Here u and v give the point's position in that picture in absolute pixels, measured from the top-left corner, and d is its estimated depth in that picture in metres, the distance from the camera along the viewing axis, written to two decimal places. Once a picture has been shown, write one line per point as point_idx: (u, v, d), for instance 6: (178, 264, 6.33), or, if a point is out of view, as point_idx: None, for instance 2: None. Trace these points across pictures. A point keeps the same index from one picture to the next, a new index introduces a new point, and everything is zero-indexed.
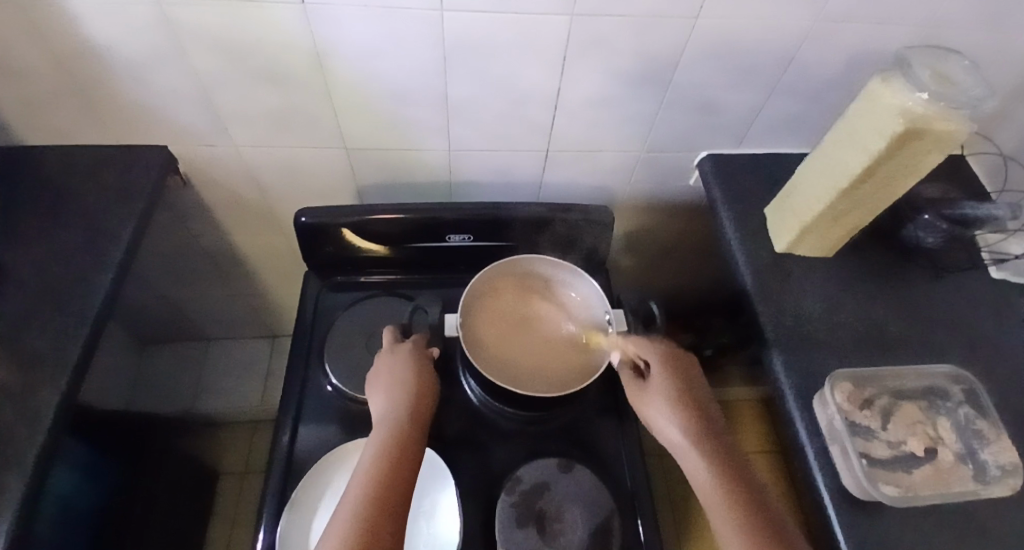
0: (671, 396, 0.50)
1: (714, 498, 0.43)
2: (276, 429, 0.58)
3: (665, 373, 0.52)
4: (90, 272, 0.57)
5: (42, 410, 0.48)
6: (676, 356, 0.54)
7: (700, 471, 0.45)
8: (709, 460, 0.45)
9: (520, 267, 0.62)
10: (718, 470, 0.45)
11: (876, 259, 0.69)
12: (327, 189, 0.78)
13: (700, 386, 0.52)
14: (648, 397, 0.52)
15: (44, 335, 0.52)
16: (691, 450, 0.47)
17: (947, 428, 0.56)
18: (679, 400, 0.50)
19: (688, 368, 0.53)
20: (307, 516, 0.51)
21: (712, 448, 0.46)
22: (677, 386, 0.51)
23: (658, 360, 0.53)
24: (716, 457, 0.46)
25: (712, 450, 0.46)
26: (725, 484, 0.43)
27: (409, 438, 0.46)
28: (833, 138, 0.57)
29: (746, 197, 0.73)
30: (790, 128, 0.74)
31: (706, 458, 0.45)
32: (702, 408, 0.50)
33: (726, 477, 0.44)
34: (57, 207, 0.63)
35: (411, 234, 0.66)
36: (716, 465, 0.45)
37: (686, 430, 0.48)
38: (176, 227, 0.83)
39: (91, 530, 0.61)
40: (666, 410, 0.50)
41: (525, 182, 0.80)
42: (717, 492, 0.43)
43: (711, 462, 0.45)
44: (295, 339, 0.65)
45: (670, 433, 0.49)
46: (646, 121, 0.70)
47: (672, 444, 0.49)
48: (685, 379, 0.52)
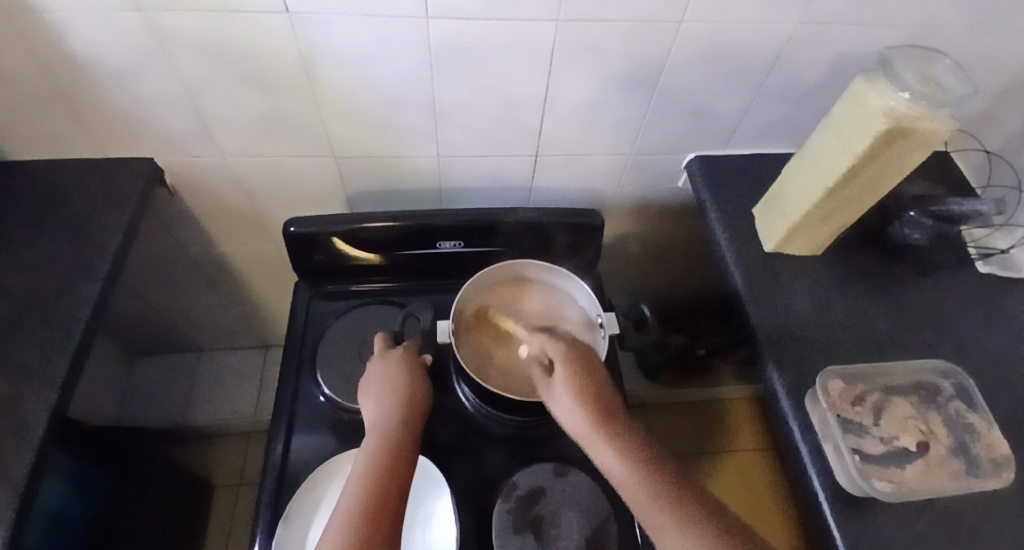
0: (573, 388, 0.46)
1: (633, 492, 0.39)
2: (268, 440, 0.58)
3: (567, 367, 0.47)
4: (78, 286, 0.57)
5: (30, 426, 0.47)
6: (574, 347, 0.50)
7: (614, 465, 0.41)
8: (619, 450, 0.41)
9: (513, 272, 0.63)
10: (630, 458, 0.41)
11: (864, 257, 0.70)
12: (317, 197, 0.78)
13: (598, 373, 0.48)
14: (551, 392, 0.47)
15: (32, 349, 0.52)
16: (599, 443, 0.42)
17: (938, 423, 0.57)
18: (582, 390, 0.45)
19: (589, 358, 0.49)
20: (302, 527, 0.51)
21: (621, 437, 0.42)
22: (578, 375, 0.47)
23: (559, 354, 0.49)
24: (624, 445, 0.42)
25: (620, 438, 0.42)
26: (641, 472, 0.40)
27: (400, 445, 0.45)
28: (820, 138, 0.58)
29: (735, 197, 0.74)
30: (777, 129, 0.75)
31: (619, 448, 0.41)
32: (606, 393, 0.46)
33: (640, 464, 0.40)
34: (42, 219, 0.62)
35: (401, 241, 0.66)
36: (626, 454, 0.41)
37: (592, 424, 0.43)
38: (165, 238, 0.82)
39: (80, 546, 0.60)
40: (570, 404, 0.45)
41: (515, 187, 0.80)
42: (634, 484, 0.39)
43: (623, 454, 0.41)
44: (287, 348, 0.65)
45: (574, 427, 0.45)
46: (634, 124, 0.70)
47: (581, 439, 0.44)
48: (586, 366, 0.48)
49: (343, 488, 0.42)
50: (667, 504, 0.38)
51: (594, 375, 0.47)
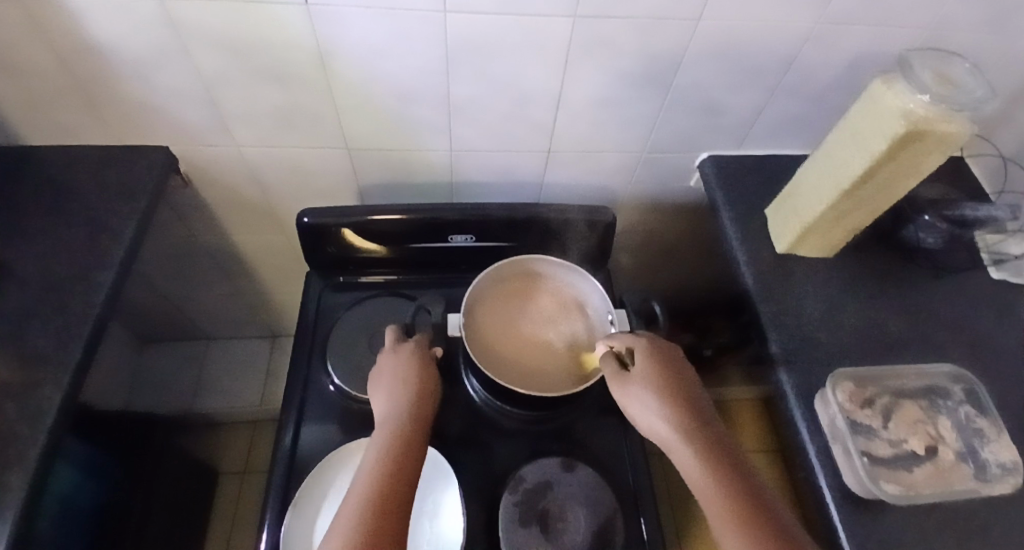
0: (654, 385, 0.48)
1: (707, 493, 0.41)
2: (278, 429, 0.58)
3: (650, 363, 0.50)
4: (90, 272, 0.57)
5: (43, 410, 0.48)
6: (657, 345, 0.52)
7: (687, 461, 0.43)
8: (697, 451, 0.43)
9: (519, 264, 0.62)
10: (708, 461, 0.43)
11: (876, 259, 0.69)
12: (329, 188, 0.78)
13: (683, 374, 0.50)
14: (629, 389, 0.50)
15: (45, 334, 0.52)
16: (676, 437, 0.45)
17: (948, 427, 0.57)
18: (664, 389, 0.48)
19: (674, 361, 0.51)
20: (310, 515, 0.51)
21: (701, 437, 0.45)
22: (661, 375, 0.49)
23: (641, 351, 0.51)
24: (704, 450, 0.44)
25: (699, 439, 0.44)
26: (714, 472, 0.42)
27: (410, 437, 0.46)
28: (835, 138, 0.57)
29: (748, 197, 0.74)
30: (791, 130, 0.75)
31: (693, 447, 0.44)
32: (690, 397, 0.48)
33: (714, 463, 0.42)
34: (56, 206, 0.63)
35: (413, 234, 0.66)
36: (704, 455, 0.43)
37: (668, 419, 0.46)
38: (177, 227, 0.83)
39: (92, 528, 0.61)
40: (650, 401, 0.48)
41: (527, 182, 0.80)
42: (706, 481, 0.41)
43: (698, 451, 0.43)
44: (297, 338, 0.65)
45: (651, 422, 0.47)
46: (647, 121, 0.70)
47: (658, 434, 0.47)
48: (669, 369, 0.50)
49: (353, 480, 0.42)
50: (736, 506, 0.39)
51: (679, 376, 0.49)
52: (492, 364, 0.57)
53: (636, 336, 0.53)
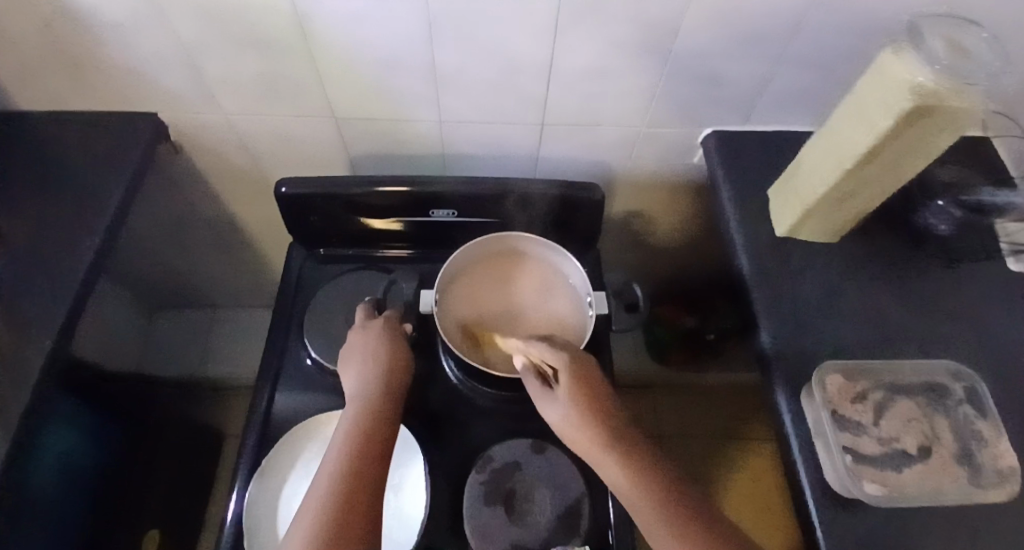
0: (579, 406, 0.46)
1: (649, 517, 0.40)
2: (255, 397, 0.59)
3: (574, 382, 0.47)
4: (76, 237, 0.58)
5: (24, 371, 0.49)
6: (575, 358, 0.50)
7: (622, 483, 0.42)
8: (627, 471, 0.42)
9: (499, 243, 0.61)
10: (642, 480, 0.42)
11: (884, 244, 0.65)
12: (320, 158, 0.77)
13: (601, 383, 0.48)
14: (551, 404, 0.48)
15: (31, 298, 0.53)
16: (605, 459, 0.43)
17: (944, 428, 0.54)
18: (585, 406, 0.46)
19: (592, 373, 0.49)
20: (277, 483, 0.52)
21: (632, 454, 0.44)
22: (580, 387, 0.47)
23: (561, 365, 0.49)
24: (636, 469, 0.42)
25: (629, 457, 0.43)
26: (649, 490, 0.41)
27: (381, 416, 0.46)
28: (841, 113, 0.53)
29: (750, 176, 0.70)
30: (801, 105, 0.70)
31: (627, 465, 0.43)
32: (612, 410, 0.47)
33: (647, 482, 0.42)
34: (46, 171, 0.63)
35: (394, 208, 0.65)
36: (637, 474, 0.42)
37: (592, 438, 0.44)
38: (173, 193, 0.84)
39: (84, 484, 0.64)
40: (567, 416, 0.46)
41: (521, 156, 0.77)
42: (643, 503, 0.41)
43: (629, 471, 0.42)
44: (279, 309, 0.65)
45: (574, 439, 0.46)
46: (646, 94, 0.66)
47: (585, 455, 0.45)
48: (590, 384, 0.48)
49: (324, 456, 0.43)
50: (678, 524, 0.39)
51: (600, 391, 0.48)
52: (458, 299, 0.59)
53: (556, 351, 0.50)
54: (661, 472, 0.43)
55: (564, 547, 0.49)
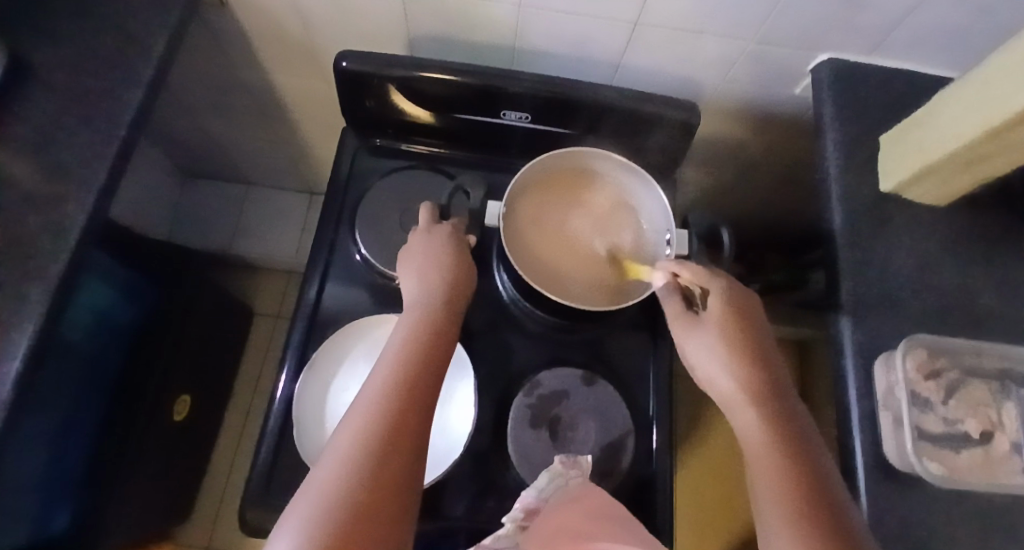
0: (725, 342, 0.44)
1: (767, 475, 0.36)
2: (301, 287, 0.58)
3: (731, 318, 0.45)
4: (116, 88, 0.53)
5: (65, 228, 0.46)
6: (740, 298, 0.46)
7: (753, 428, 0.39)
8: (767, 422, 0.39)
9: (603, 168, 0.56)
10: (775, 436, 0.38)
11: (997, 219, 0.58)
12: (378, 31, 0.69)
13: (764, 338, 0.45)
14: (696, 334, 0.46)
15: (68, 150, 0.50)
16: (745, 405, 0.41)
17: (1011, 416, 0.52)
18: (735, 345, 0.43)
19: (756, 322, 0.46)
20: (324, 376, 0.52)
21: (775, 411, 0.40)
22: (732, 324, 0.45)
23: (719, 298, 0.46)
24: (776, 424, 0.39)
25: (774, 413, 0.40)
26: (779, 446, 0.37)
27: (440, 325, 0.43)
28: (998, 64, 0.44)
29: (863, 117, 0.61)
30: (946, 41, 0.59)
31: (762, 417, 0.40)
32: (769, 368, 0.43)
33: (780, 443, 0.38)
34: (82, 7, 0.56)
35: (461, 102, 0.58)
36: (775, 430, 0.38)
37: (734, 377, 0.42)
38: (212, 52, 0.76)
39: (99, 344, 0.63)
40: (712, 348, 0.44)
41: (602, 59, 0.68)
42: (768, 451, 0.37)
43: (768, 423, 0.39)
44: (328, 198, 0.62)
45: (713, 378, 0.44)
46: (769, 3, 0.56)
47: (725, 400, 0.43)
48: (746, 329, 0.45)
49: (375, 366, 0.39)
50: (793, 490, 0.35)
51: (755, 342, 0.44)
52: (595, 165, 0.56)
53: (714, 279, 0.47)
54: (801, 443, 0.38)
55: (570, 458, 0.47)
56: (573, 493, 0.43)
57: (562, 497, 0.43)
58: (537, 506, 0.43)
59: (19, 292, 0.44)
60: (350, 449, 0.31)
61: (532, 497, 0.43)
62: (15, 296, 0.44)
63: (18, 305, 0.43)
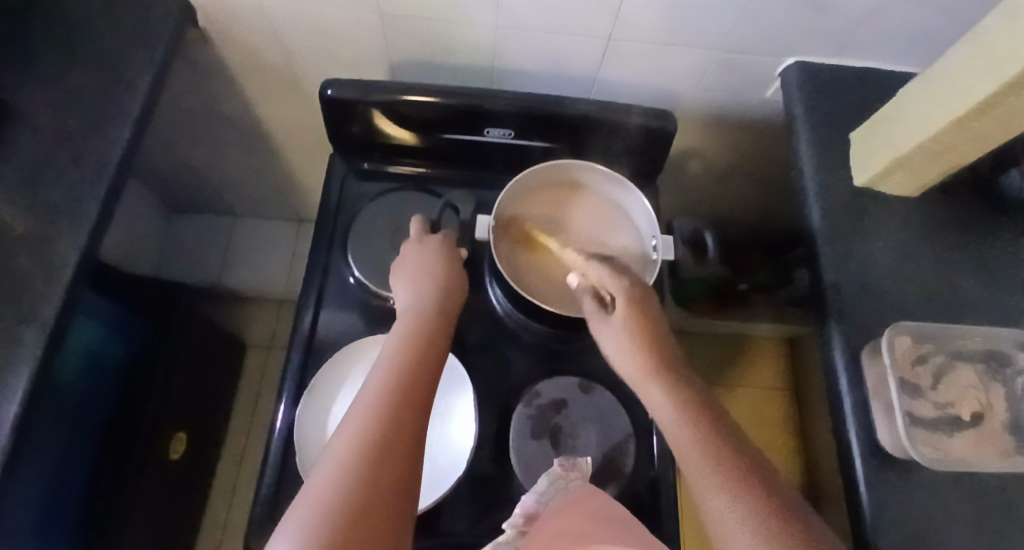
0: (630, 331, 0.44)
1: (684, 452, 0.36)
2: (297, 313, 0.58)
3: (627, 307, 0.46)
4: (104, 127, 0.53)
5: (58, 268, 0.47)
6: (639, 287, 0.47)
7: (664, 410, 0.40)
8: (674, 400, 0.40)
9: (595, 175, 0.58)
10: (684, 411, 0.39)
11: (966, 207, 0.60)
12: (360, 59, 0.71)
13: (662, 323, 0.46)
14: (603, 329, 0.46)
15: (59, 190, 0.50)
16: (654, 390, 0.41)
17: (999, 397, 0.53)
18: (639, 334, 0.44)
19: (649, 302, 0.47)
20: (324, 401, 0.52)
21: (680, 386, 0.41)
22: (634, 313, 0.45)
23: (620, 291, 0.47)
24: (683, 401, 0.40)
25: (680, 392, 0.40)
26: (689, 421, 0.38)
27: (433, 334, 0.43)
28: (959, 57, 0.46)
29: (832, 116, 0.64)
30: (904, 40, 0.62)
31: (671, 395, 0.40)
32: (669, 350, 0.44)
33: (690, 414, 0.39)
34: (68, 50, 0.57)
35: (446, 122, 0.59)
36: (684, 407, 0.39)
37: (642, 364, 0.43)
38: (197, 87, 0.77)
39: (88, 385, 0.62)
40: (617, 338, 0.45)
41: (579, 75, 0.70)
42: (681, 429, 0.38)
43: (675, 400, 0.40)
44: (318, 224, 0.62)
45: (626, 369, 0.44)
46: (735, 13, 0.58)
47: (636, 386, 0.43)
48: (649, 318, 0.45)
49: (369, 375, 0.39)
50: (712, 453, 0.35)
51: (656, 327, 0.45)
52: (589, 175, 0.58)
53: (617, 275, 0.48)
54: (712, 418, 0.38)
55: (570, 461, 0.47)
56: (573, 495, 0.43)
57: (562, 499, 0.43)
58: (536, 509, 0.44)
59: (14, 334, 0.44)
60: (349, 457, 0.31)
61: (532, 501, 0.44)
62: (10, 338, 0.43)
63: (12, 347, 0.43)
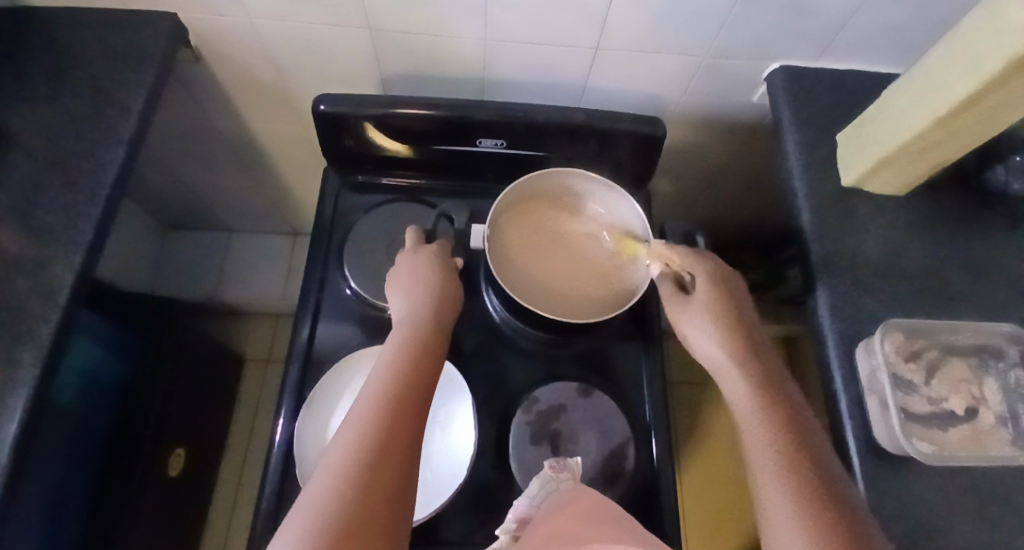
0: (716, 315, 0.46)
1: (757, 437, 0.38)
2: (294, 325, 0.58)
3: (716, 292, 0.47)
4: (97, 147, 0.54)
5: (55, 289, 0.47)
6: (722, 278, 0.49)
7: (740, 396, 0.41)
8: (753, 387, 0.41)
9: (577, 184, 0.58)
10: (764, 401, 0.40)
11: (952, 203, 0.61)
12: (351, 74, 0.71)
13: (750, 316, 0.47)
14: (688, 310, 0.48)
15: (53, 212, 0.50)
16: (733, 374, 0.43)
17: (993, 390, 0.53)
18: (725, 320, 0.46)
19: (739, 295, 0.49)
20: (324, 413, 0.52)
21: (765, 381, 0.42)
22: (720, 302, 0.47)
23: (704, 278, 0.48)
24: (764, 390, 0.41)
25: (761, 380, 0.42)
26: (766, 412, 0.39)
27: (428, 342, 0.44)
28: (939, 56, 0.48)
29: (818, 118, 0.65)
30: (884, 42, 0.64)
31: (750, 382, 0.42)
32: (754, 342, 0.45)
33: (772, 409, 0.39)
34: (60, 73, 0.58)
35: (438, 133, 0.60)
36: (763, 397, 0.40)
37: (726, 349, 0.44)
38: (189, 105, 0.77)
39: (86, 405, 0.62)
40: (702, 321, 0.47)
41: (568, 84, 0.71)
42: (758, 415, 0.39)
43: (755, 389, 0.41)
44: (314, 237, 0.63)
45: (706, 350, 0.46)
46: (718, 18, 0.59)
47: (714, 366, 0.45)
48: (732, 306, 0.47)
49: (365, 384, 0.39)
50: (785, 449, 0.37)
51: (741, 317, 0.46)
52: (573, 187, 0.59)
53: (699, 261, 0.50)
54: (790, 413, 0.40)
55: (560, 462, 0.48)
56: (565, 496, 0.43)
57: (553, 501, 0.43)
58: (529, 514, 0.44)
59: (11, 357, 0.44)
60: (345, 467, 0.31)
61: (524, 505, 0.45)
62: (7, 361, 0.43)
63: (10, 370, 0.43)
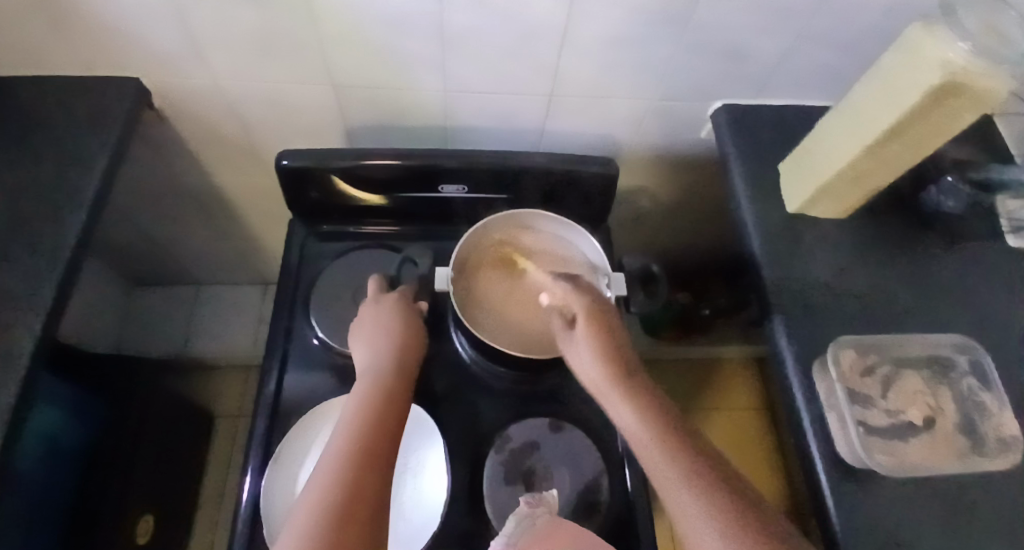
0: (595, 345, 0.46)
1: (653, 457, 0.38)
2: (260, 378, 0.58)
3: (588, 322, 0.47)
4: (59, 209, 0.54)
5: (10, 354, 0.46)
6: (600, 304, 0.49)
7: (632, 423, 0.41)
8: (637, 409, 0.42)
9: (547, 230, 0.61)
10: (649, 420, 0.41)
11: (891, 224, 0.65)
12: (316, 127, 0.73)
13: (622, 331, 0.47)
14: (573, 345, 0.48)
15: (12, 276, 0.50)
16: (618, 401, 0.43)
17: (947, 399, 0.56)
18: (604, 346, 0.45)
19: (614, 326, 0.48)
20: (292, 467, 0.51)
21: (650, 400, 0.42)
22: (596, 328, 0.47)
23: (582, 309, 0.48)
24: (648, 409, 0.42)
25: (643, 399, 0.42)
26: (654, 433, 0.40)
27: (393, 393, 0.44)
28: (864, 91, 0.52)
29: (760, 151, 0.69)
30: (814, 80, 0.69)
31: (635, 405, 0.42)
32: (630, 357, 0.46)
33: (660, 427, 0.40)
34: (23, 138, 0.58)
35: (402, 182, 0.62)
36: (648, 416, 0.41)
37: (605, 375, 0.44)
38: (155, 162, 0.78)
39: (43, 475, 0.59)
40: (581, 350, 0.47)
41: (527, 129, 0.75)
42: (648, 441, 0.40)
43: (640, 413, 0.41)
44: (280, 288, 0.63)
45: (591, 376, 0.46)
46: (660, 64, 0.64)
47: (597, 389, 0.45)
48: (611, 330, 0.47)
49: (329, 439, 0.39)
50: (683, 465, 0.37)
51: (617, 337, 0.47)
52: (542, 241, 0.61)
53: (579, 294, 0.50)
54: (676, 426, 0.41)
55: (537, 498, 0.48)
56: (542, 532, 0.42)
57: (531, 538, 0.42)
58: None
59: None
60: (311, 526, 0.31)
61: (501, 545, 0.43)
62: None
63: None
